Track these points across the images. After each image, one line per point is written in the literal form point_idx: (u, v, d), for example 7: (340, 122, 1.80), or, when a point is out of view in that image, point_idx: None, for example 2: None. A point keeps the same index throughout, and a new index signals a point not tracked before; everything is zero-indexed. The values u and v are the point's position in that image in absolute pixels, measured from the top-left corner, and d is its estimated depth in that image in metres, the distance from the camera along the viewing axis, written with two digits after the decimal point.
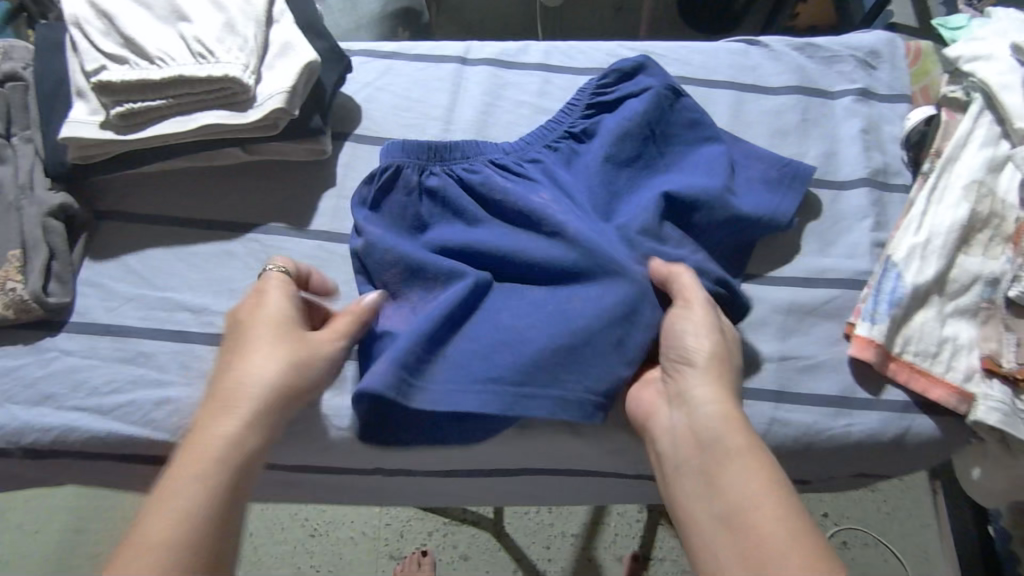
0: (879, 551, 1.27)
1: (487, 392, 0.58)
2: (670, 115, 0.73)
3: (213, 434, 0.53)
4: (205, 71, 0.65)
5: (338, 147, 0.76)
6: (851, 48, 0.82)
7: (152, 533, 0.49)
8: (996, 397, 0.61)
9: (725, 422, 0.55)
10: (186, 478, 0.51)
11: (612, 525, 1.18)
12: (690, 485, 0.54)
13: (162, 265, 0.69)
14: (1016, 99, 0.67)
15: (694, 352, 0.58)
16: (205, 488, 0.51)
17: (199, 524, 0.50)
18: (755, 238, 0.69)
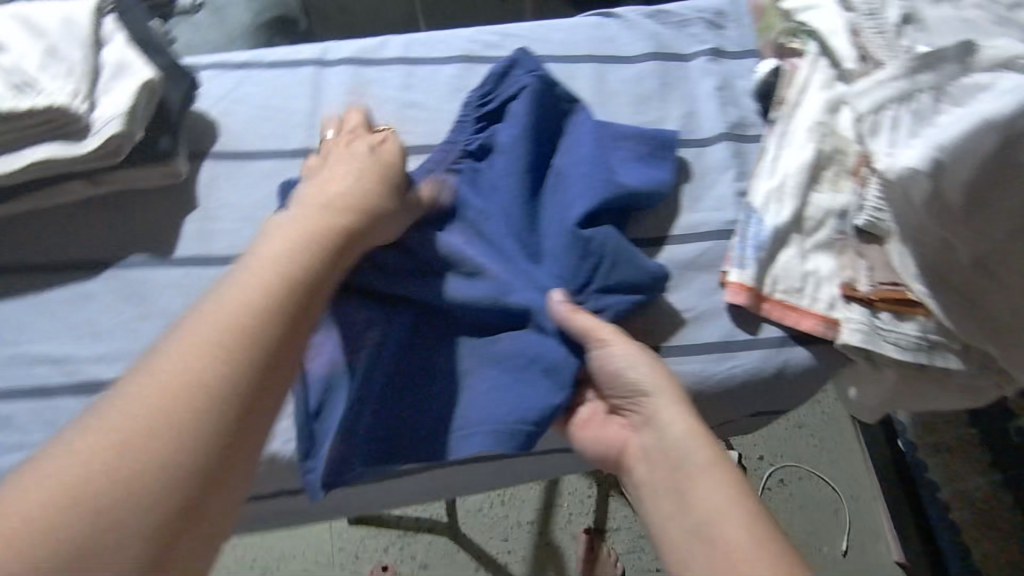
0: (814, 483, 1.29)
1: (441, 441, 0.61)
2: (552, 109, 0.74)
3: (209, 320, 0.47)
4: (27, 103, 0.61)
5: (196, 167, 0.72)
6: (698, 11, 0.86)
7: (132, 411, 0.42)
8: (855, 319, 0.65)
9: (693, 449, 0.54)
10: (171, 360, 0.45)
11: (565, 506, 1.20)
12: (660, 504, 0.55)
13: (15, 318, 0.64)
14: (844, 42, 0.72)
15: (645, 382, 0.58)
16: (204, 367, 0.45)
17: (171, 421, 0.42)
18: (636, 207, 0.71)
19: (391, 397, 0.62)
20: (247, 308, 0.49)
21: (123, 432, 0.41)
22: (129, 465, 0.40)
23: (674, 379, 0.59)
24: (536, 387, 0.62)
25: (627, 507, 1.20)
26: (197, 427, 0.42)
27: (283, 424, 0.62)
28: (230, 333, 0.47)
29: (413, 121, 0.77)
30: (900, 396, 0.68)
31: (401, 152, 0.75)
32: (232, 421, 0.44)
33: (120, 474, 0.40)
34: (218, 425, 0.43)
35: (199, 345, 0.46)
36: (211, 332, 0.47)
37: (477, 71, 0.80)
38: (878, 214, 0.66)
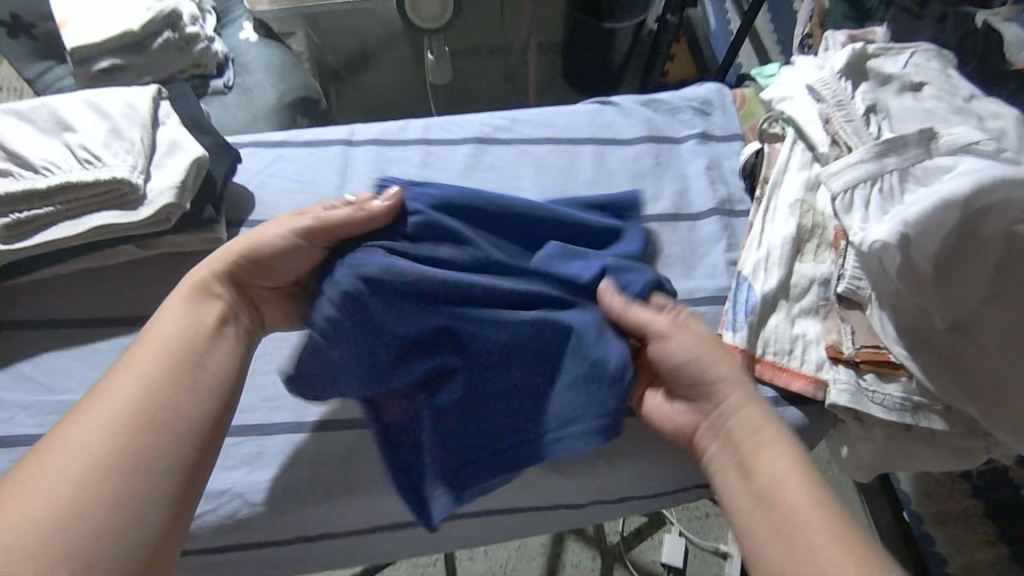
0: None
1: (517, 456, 0.63)
2: (473, 199, 0.69)
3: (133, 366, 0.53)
4: (92, 175, 0.68)
5: (234, 233, 0.79)
6: (688, 100, 0.95)
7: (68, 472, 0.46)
8: (843, 379, 0.69)
9: (761, 431, 0.57)
10: (94, 411, 0.50)
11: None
12: (737, 497, 0.55)
13: (60, 368, 0.69)
14: (818, 129, 0.81)
15: (712, 369, 0.60)
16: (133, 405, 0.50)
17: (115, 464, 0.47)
18: None
19: (474, 418, 0.64)
20: (173, 351, 0.55)
21: (96, 453, 0.47)
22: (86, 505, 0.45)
23: (733, 364, 0.61)
24: (588, 404, 0.63)
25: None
26: (118, 462, 0.47)
27: (301, 473, 0.65)
28: (169, 364, 0.54)
29: None
30: (891, 455, 0.70)
31: None
32: (189, 452, 0.51)
33: (98, 496, 0.45)
34: (168, 460, 0.49)
35: (136, 378, 0.52)
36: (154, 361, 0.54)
37: (489, 150, 0.89)
38: (856, 283, 0.72)
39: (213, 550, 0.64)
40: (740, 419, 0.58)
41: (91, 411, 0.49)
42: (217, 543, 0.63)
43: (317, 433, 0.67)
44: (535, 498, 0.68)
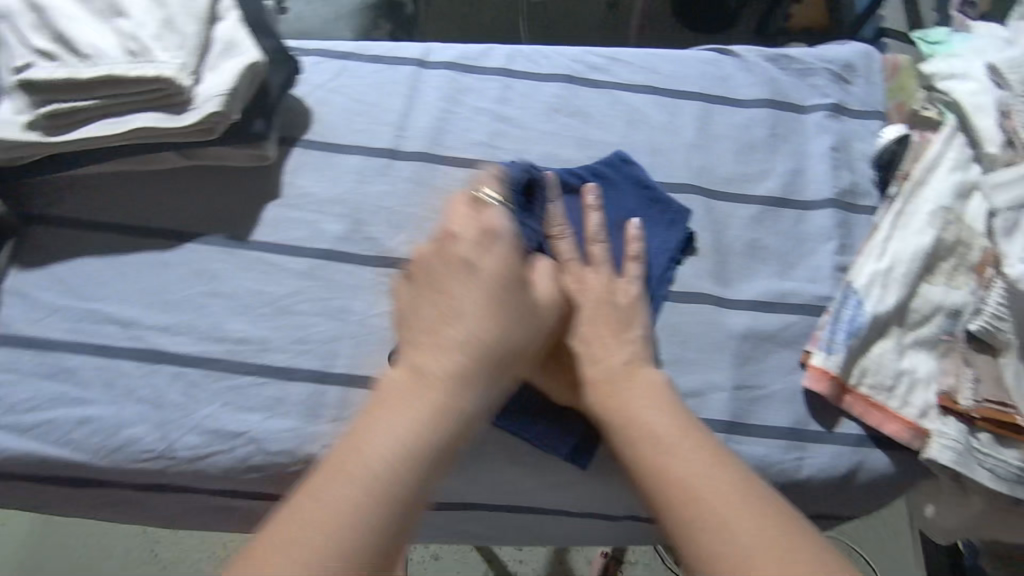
0: None
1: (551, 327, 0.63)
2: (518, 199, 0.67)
3: (367, 454, 0.48)
4: (136, 70, 0.61)
5: (283, 152, 0.72)
6: (826, 60, 0.79)
7: (319, 505, 0.45)
8: (950, 435, 0.59)
9: (724, 504, 0.48)
10: (378, 442, 0.48)
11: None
12: (691, 461, 0.51)
13: (95, 275, 0.65)
14: (990, 122, 0.65)
15: (660, 432, 0.54)
16: (399, 447, 0.48)
17: (369, 507, 0.46)
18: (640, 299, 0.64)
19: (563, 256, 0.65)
20: (397, 407, 0.50)
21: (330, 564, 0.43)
22: (365, 514, 0.45)
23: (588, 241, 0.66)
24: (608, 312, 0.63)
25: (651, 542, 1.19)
26: (361, 524, 0.45)
27: (319, 428, 0.61)
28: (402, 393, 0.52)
29: (504, 136, 0.74)
30: (986, 523, 0.60)
31: (486, 165, 0.73)
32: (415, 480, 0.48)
33: (322, 516, 0.44)
34: (373, 519, 0.45)
35: (370, 464, 0.47)
36: (313, 531, 0.44)
37: (577, 93, 0.77)
38: (997, 322, 0.59)
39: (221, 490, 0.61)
40: (671, 477, 0.51)
41: (328, 504, 0.45)
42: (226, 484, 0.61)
43: (341, 389, 0.62)
44: (560, 498, 0.63)
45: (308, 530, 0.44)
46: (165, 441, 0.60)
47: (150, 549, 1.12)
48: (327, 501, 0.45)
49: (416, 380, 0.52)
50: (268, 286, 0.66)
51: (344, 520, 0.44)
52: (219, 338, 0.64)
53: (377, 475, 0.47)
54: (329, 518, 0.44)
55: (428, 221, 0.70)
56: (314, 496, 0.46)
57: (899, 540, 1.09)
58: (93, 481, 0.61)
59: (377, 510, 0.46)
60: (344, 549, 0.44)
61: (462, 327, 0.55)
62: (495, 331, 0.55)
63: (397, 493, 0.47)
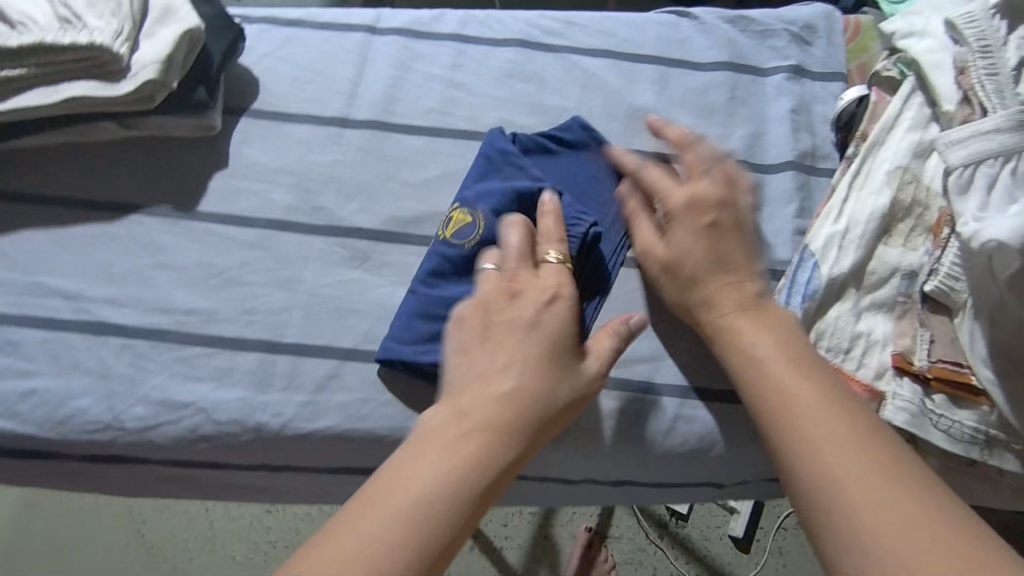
0: None
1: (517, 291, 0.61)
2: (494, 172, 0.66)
3: (397, 480, 0.46)
4: (67, 37, 0.59)
5: (230, 121, 0.70)
6: (787, 22, 0.78)
7: (388, 482, 0.46)
8: (905, 397, 0.58)
9: (820, 421, 0.49)
10: (434, 457, 0.47)
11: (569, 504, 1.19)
12: (812, 399, 0.50)
13: (37, 248, 0.64)
14: (946, 80, 0.64)
15: (767, 375, 0.53)
16: (468, 466, 0.47)
17: (431, 518, 0.45)
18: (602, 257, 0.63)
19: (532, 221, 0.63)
20: (478, 443, 0.48)
21: (371, 550, 0.42)
22: (388, 534, 0.43)
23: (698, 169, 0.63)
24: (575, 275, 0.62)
25: (634, 517, 1.19)
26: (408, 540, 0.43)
27: (268, 398, 0.60)
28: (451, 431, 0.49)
29: (457, 103, 0.73)
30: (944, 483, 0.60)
31: (438, 132, 0.71)
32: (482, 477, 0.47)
33: (388, 500, 0.45)
34: (463, 506, 0.46)
35: (418, 479, 0.46)
36: (361, 522, 0.44)
37: (533, 58, 0.75)
38: (951, 282, 0.58)
39: (169, 463, 0.60)
40: (795, 410, 0.50)
41: (370, 510, 0.44)
42: (174, 456, 0.60)
43: (290, 358, 0.61)
44: (518, 467, 0.61)
45: (366, 500, 0.45)
46: (111, 411, 0.59)
47: (135, 528, 1.12)
48: (411, 472, 0.46)
49: (460, 414, 0.50)
50: (214, 257, 0.65)
51: (379, 527, 0.43)
52: (164, 310, 0.62)
53: (416, 514, 0.44)
54: (403, 479, 0.46)
55: (379, 189, 0.68)
56: (355, 510, 0.45)
57: None
58: (39, 456, 0.60)
59: (430, 524, 0.44)
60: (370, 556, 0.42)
61: (547, 319, 0.55)
62: (534, 347, 0.54)
63: (464, 509, 0.46)
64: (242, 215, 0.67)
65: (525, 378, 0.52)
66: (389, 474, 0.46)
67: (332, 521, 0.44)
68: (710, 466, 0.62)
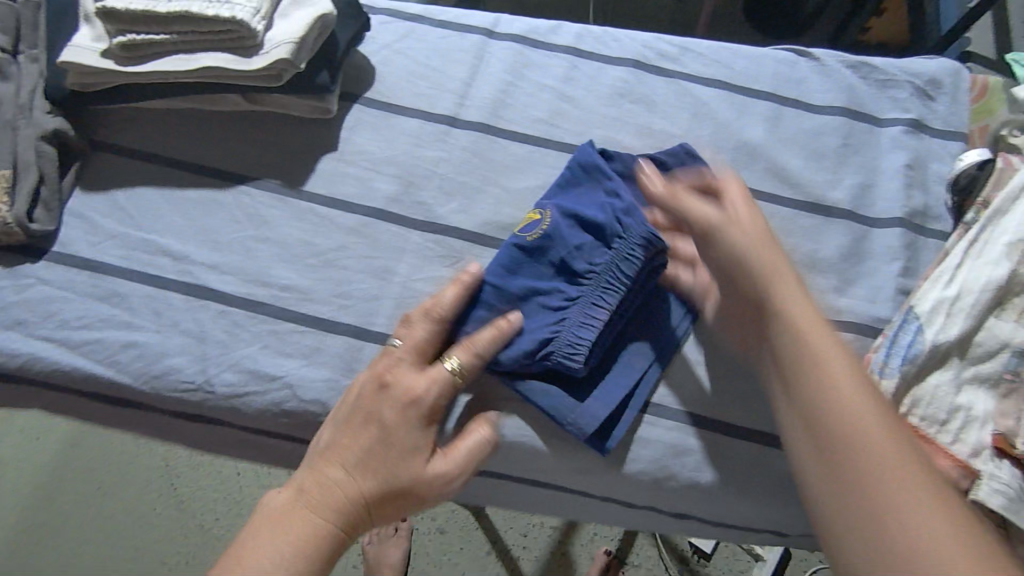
0: None
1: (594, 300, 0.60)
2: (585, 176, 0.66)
3: (320, 488, 0.53)
4: (212, 9, 0.61)
5: (344, 108, 0.72)
6: (911, 74, 0.76)
7: (305, 510, 0.52)
8: (1003, 479, 0.54)
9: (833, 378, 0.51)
10: (318, 480, 0.53)
11: (591, 524, 1.18)
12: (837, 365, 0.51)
13: (152, 206, 0.67)
14: None
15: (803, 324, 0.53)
16: (330, 494, 0.52)
17: (303, 537, 0.51)
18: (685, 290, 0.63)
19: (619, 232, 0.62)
20: (350, 466, 0.53)
21: (290, 560, 0.50)
22: (303, 549, 0.51)
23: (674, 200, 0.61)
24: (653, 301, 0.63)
25: (656, 548, 1.17)
26: (308, 553, 0.51)
27: (351, 383, 0.61)
28: (345, 458, 0.53)
29: (565, 116, 0.73)
30: None
31: (543, 143, 0.71)
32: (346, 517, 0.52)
33: (291, 517, 0.52)
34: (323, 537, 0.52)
35: (315, 502, 0.52)
36: (293, 532, 0.51)
37: (645, 80, 0.75)
38: None
39: (249, 430, 0.62)
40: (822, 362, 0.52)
41: (293, 522, 0.51)
42: (254, 425, 0.61)
43: (376, 346, 0.62)
44: (587, 483, 0.62)
45: (311, 512, 0.52)
46: (202, 374, 0.60)
47: (171, 482, 1.15)
48: (323, 489, 0.53)
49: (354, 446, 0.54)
50: (315, 237, 0.66)
51: (296, 535, 0.51)
52: (262, 282, 0.64)
53: (274, 517, 0.52)
54: (294, 511, 0.52)
55: (481, 191, 0.69)
56: (275, 522, 0.52)
57: None
58: (128, 406, 0.62)
59: (303, 542, 0.51)
60: (288, 558, 0.50)
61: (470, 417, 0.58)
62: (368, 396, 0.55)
63: (325, 537, 0.52)
64: (347, 200, 0.68)
65: (437, 390, 0.55)
66: (309, 481, 0.53)
67: (266, 502, 0.54)
68: (780, 514, 0.61)
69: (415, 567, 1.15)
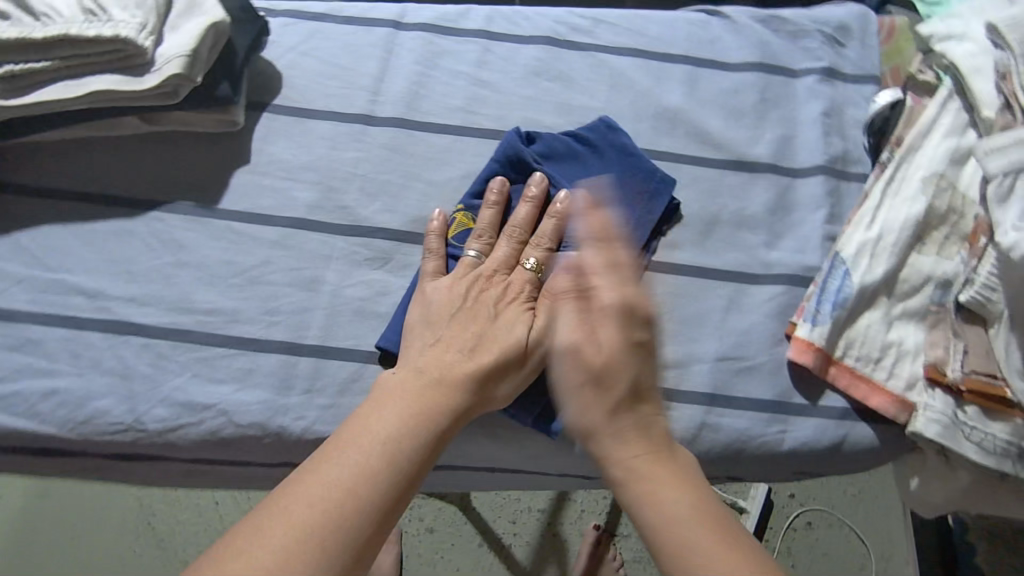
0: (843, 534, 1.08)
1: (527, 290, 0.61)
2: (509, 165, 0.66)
3: (386, 425, 0.49)
4: (93, 29, 0.58)
5: (253, 118, 0.69)
6: (820, 22, 0.76)
7: (374, 440, 0.48)
8: (937, 408, 0.57)
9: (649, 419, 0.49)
10: (385, 415, 0.50)
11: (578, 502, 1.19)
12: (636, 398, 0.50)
13: (59, 244, 0.63)
14: (987, 85, 0.63)
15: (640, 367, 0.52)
16: (405, 424, 0.50)
17: (373, 471, 0.46)
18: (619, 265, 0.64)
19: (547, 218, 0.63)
20: (417, 402, 0.51)
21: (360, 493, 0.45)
22: (377, 480, 0.46)
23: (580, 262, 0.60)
24: None
25: None
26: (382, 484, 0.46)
27: (290, 401, 0.59)
28: (410, 391, 0.52)
29: (482, 101, 0.72)
30: (969, 497, 0.59)
31: (463, 132, 0.70)
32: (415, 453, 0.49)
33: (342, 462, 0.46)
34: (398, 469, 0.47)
35: (380, 439, 0.48)
36: (366, 458, 0.47)
37: (560, 56, 0.74)
38: (987, 293, 0.56)
39: (193, 462, 0.60)
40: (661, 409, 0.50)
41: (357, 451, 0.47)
42: (195, 457, 0.59)
43: (312, 359, 0.60)
44: (542, 464, 0.62)
45: (378, 445, 0.48)
46: (133, 412, 0.58)
47: (143, 522, 1.12)
48: (385, 422, 0.49)
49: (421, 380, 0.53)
50: (236, 256, 0.64)
51: (366, 465, 0.46)
52: (186, 309, 0.62)
53: (346, 451, 0.47)
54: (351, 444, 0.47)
55: (403, 188, 0.67)
56: (335, 457, 0.47)
57: (891, 511, 1.09)
58: (59, 455, 0.59)
59: (373, 474, 0.46)
60: (360, 493, 0.45)
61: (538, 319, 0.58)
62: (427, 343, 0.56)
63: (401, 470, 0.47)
64: (265, 213, 0.66)
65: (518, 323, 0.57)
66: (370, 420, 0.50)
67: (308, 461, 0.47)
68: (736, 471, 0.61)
69: (407, 569, 1.15)
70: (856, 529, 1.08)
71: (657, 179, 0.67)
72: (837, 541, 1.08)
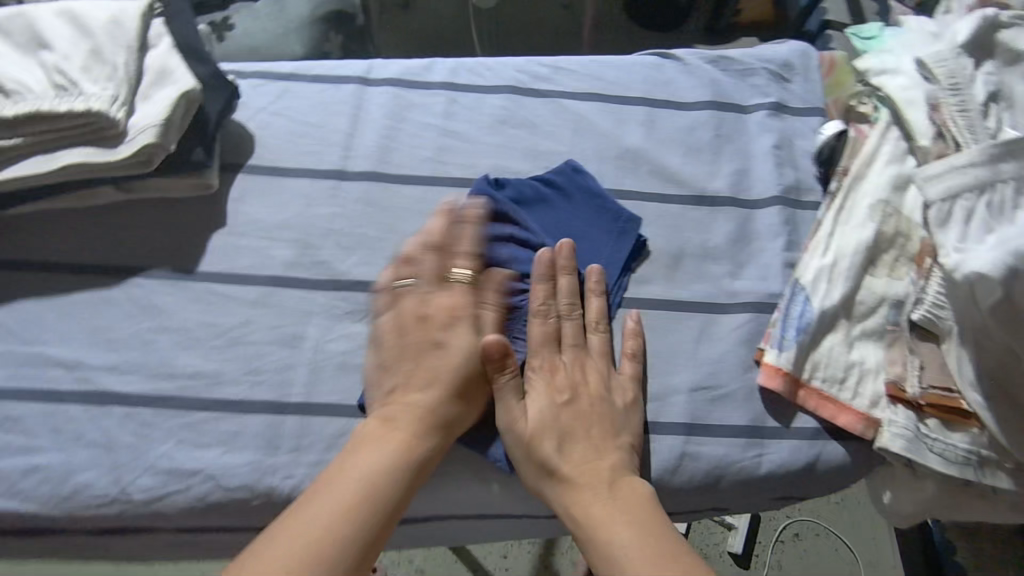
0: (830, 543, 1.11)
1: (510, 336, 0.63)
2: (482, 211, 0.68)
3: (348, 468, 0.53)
4: (64, 104, 0.59)
5: (227, 180, 0.71)
6: (765, 60, 0.81)
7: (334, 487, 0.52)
8: (900, 423, 0.60)
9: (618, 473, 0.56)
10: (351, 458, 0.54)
11: None
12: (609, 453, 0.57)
13: (35, 317, 0.63)
14: (921, 116, 0.67)
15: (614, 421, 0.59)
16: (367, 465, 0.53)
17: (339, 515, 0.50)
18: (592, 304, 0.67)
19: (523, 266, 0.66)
20: (376, 442, 0.55)
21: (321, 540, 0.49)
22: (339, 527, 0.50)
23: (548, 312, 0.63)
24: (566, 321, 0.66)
25: None
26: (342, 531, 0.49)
27: (278, 460, 0.59)
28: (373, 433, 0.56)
29: (451, 151, 0.74)
30: (937, 507, 0.62)
31: (434, 182, 0.72)
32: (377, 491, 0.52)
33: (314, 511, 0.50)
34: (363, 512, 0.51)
35: (348, 481, 0.52)
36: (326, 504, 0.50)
37: (523, 103, 0.77)
38: (936, 311, 0.61)
39: (181, 530, 0.60)
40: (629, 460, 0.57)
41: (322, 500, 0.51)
42: (184, 524, 0.59)
43: (298, 417, 0.61)
44: (531, 509, 0.63)
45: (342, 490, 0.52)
46: (119, 483, 0.58)
47: None
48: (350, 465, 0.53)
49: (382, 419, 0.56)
50: (216, 317, 0.64)
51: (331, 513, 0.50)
52: (168, 374, 0.62)
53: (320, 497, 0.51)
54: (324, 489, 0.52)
55: (379, 240, 0.69)
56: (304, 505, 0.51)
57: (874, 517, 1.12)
58: (43, 532, 0.58)
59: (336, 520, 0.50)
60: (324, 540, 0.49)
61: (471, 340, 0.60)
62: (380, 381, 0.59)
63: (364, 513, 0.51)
64: (243, 273, 0.67)
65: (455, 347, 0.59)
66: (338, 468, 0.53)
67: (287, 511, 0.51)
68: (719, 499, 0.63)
69: None
70: (840, 536, 1.11)
71: (623, 219, 0.70)
72: (824, 551, 1.10)
